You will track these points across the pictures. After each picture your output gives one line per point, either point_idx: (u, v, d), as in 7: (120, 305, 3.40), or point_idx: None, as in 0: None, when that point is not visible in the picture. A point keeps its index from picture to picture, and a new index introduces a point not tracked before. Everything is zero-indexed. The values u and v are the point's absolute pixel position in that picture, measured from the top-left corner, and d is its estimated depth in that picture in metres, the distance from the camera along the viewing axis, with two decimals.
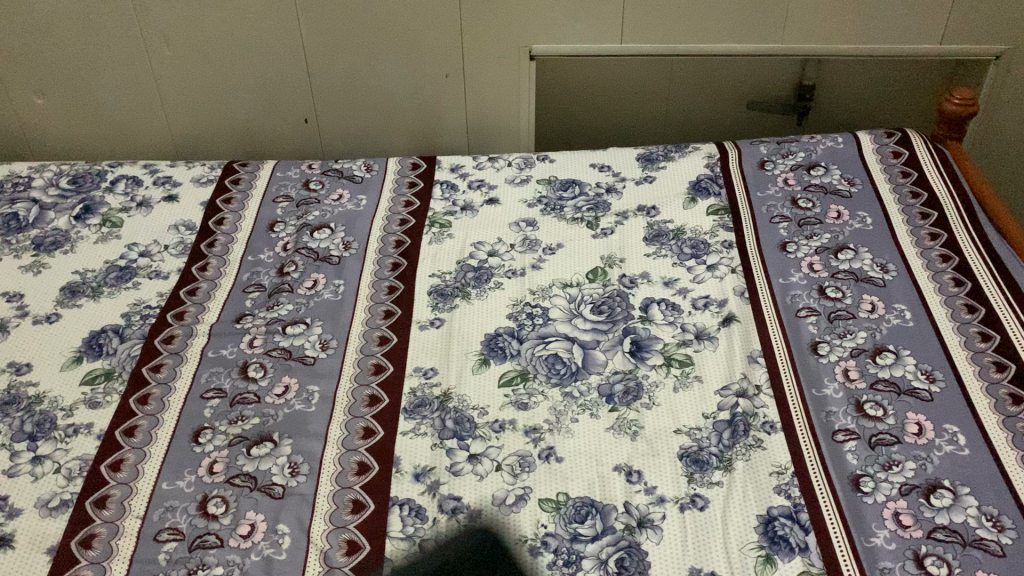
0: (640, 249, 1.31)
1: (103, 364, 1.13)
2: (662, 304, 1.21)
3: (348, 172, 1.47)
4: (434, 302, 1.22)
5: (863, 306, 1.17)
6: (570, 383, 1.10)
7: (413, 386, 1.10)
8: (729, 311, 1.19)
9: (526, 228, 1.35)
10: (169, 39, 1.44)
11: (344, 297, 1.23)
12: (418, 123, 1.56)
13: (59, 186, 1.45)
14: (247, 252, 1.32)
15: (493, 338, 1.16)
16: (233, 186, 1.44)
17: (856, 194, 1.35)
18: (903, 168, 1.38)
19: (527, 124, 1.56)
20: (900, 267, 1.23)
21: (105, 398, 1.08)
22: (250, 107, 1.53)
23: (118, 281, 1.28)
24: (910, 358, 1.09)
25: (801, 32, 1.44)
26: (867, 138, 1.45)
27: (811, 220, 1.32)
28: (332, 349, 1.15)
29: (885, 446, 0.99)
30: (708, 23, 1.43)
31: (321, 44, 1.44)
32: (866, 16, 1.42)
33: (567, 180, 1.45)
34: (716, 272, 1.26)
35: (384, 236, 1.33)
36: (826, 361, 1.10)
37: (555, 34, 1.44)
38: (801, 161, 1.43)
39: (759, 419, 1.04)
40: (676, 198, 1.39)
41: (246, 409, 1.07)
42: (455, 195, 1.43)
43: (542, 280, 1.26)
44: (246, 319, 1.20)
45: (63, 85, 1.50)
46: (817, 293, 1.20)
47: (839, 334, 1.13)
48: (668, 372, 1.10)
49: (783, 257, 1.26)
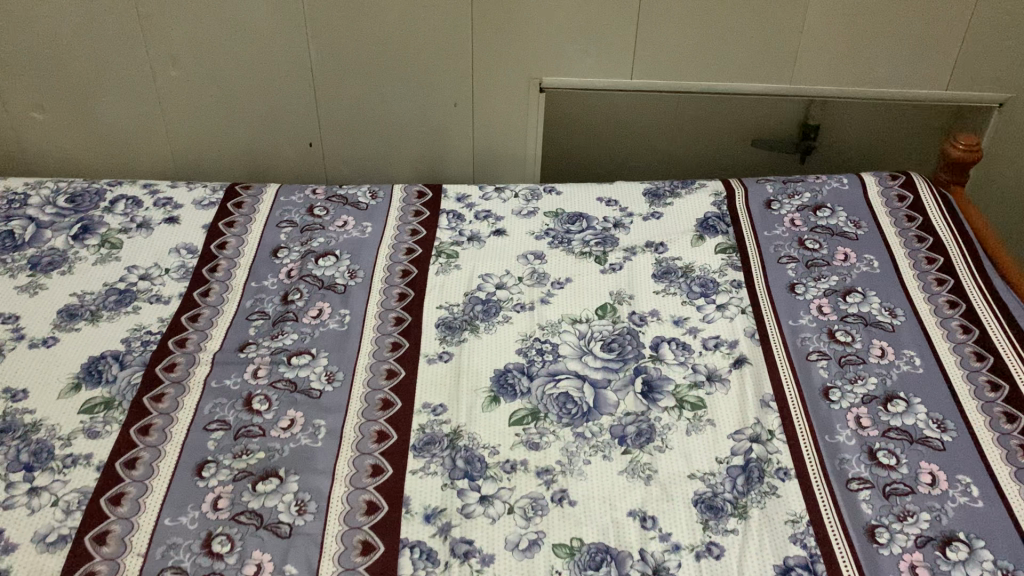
0: (649, 286, 1.29)
1: (103, 392, 1.12)
2: (673, 344, 1.19)
3: (353, 199, 1.46)
4: (442, 335, 1.21)
5: (873, 351, 1.17)
6: (582, 423, 1.08)
7: (422, 422, 1.08)
8: (740, 352, 1.18)
9: (534, 262, 1.33)
10: (175, 58, 1.41)
11: (351, 328, 1.21)
12: (424, 150, 1.54)
13: (56, 204, 1.41)
14: (250, 277, 1.30)
15: (503, 374, 1.15)
16: (236, 210, 1.42)
17: (863, 237, 1.36)
18: (908, 212, 1.39)
19: (533, 155, 1.54)
20: (908, 311, 1.23)
21: (105, 429, 1.07)
22: (251, 129, 1.50)
23: (117, 304, 1.25)
24: (921, 406, 1.09)
25: (810, 73, 1.45)
26: (872, 180, 1.46)
27: (819, 261, 1.32)
28: (338, 380, 1.13)
29: (898, 496, 0.99)
30: (720, 61, 1.43)
31: (329, 68, 1.43)
32: (873, 61, 1.43)
33: (574, 213, 1.44)
34: (727, 311, 1.24)
35: (391, 265, 1.32)
36: (837, 407, 1.10)
37: (566, 66, 1.43)
38: (808, 201, 1.43)
39: (773, 465, 1.03)
40: (684, 235, 1.38)
41: (250, 443, 1.06)
42: (462, 225, 1.41)
43: (552, 315, 1.24)
44: (250, 348, 1.18)
45: (63, 100, 1.46)
46: (827, 336, 1.20)
47: (850, 379, 1.13)
48: (681, 415, 1.09)
49: (792, 298, 1.26)
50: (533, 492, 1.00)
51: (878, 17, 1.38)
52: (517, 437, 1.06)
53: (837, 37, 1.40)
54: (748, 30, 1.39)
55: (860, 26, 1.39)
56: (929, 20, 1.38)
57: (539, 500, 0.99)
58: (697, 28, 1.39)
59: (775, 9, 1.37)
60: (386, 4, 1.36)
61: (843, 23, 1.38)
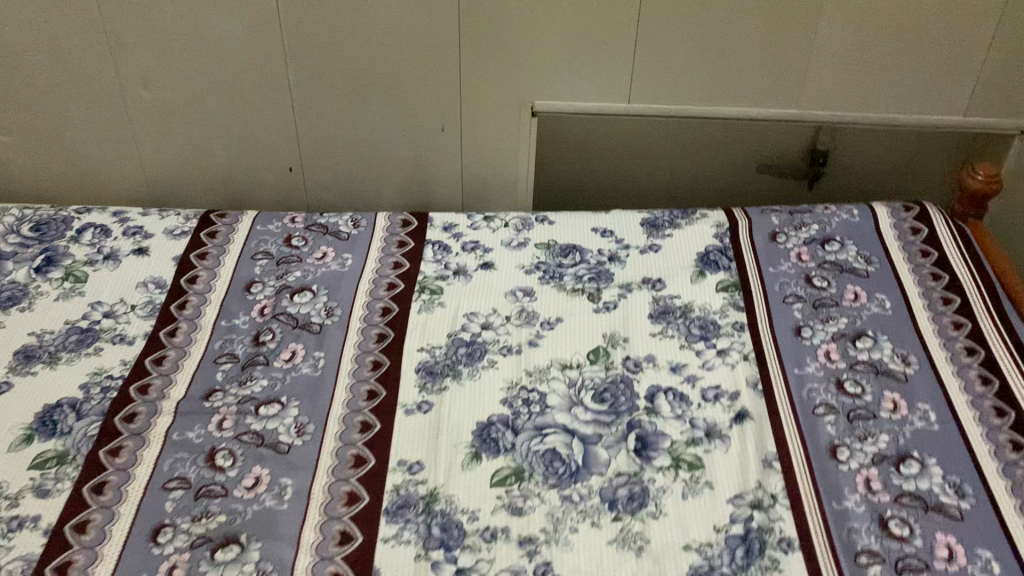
0: (645, 327, 1.21)
1: (56, 445, 1.04)
2: (670, 394, 1.11)
3: (334, 228, 1.38)
4: (422, 382, 1.13)
5: (885, 404, 1.09)
6: (569, 485, 1.00)
7: (396, 482, 1.00)
8: (742, 405, 1.09)
9: (523, 299, 1.26)
10: (146, 79, 1.34)
11: (325, 373, 1.14)
12: (410, 175, 1.46)
13: (20, 233, 1.34)
14: (221, 316, 1.22)
15: (485, 428, 1.07)
16: (209, 240, 1.34)
17: (874, 274, 1.28)
18: (923, 247, 1.30)
19: (525, 181, 1.46)
20: (922, 359, 1.15)
21: (56, 487, 0.99)
22: (228, 153, 1.43)
23: (78, 345, 1.17)
24: (937, 469, 1.01)
25: (819, 97, 1.36)
26: (884, 211, 1.37)
27: (826, 301, 1.24)
28: (308, 434, 1.06)
29: (912, 573, 0.90)
30: (723, 84, 1.35)
31: (309, 91, 1.35)
32: (885, 85, 1.35)
33: (567, 245, 1.35)
34: (728, 358, 1.16)
35: (370, 302, 1.24)
36: (846, 469, 1.01)
37: (559, 89, 1.35)
38: (816, 234, 1.35)
39: (776, 535, 0.95)
40: (683, 271, 1.30)
41: (212, 504, 0.98)
42: (448, 257, 1.33)
43: (541, 360, 1.16)
44: (216, 395, 1.11)
45: (29, 122, 1.38)
46: (835, 387, 1.11)
47: (859, 437, 1.05)
48: (677, 476, 1.01)
49: (798, 343, 1.18)
50: (514, 565, 0.92)
51: (891, 39, 1.29)
52: (499, 501, 0.98)
53: (848, 60, 1.32)
54: (753, 53, 1.31)
55: (872, 49, 1.30)
56: (947, 44, 1.29)
57: (521, 574, 0.91)
58: (698, 50, 1.30)
59: (781, 32, 1.28)
60: (367, 23, 1.28)
61: (854, 46, 1.30)
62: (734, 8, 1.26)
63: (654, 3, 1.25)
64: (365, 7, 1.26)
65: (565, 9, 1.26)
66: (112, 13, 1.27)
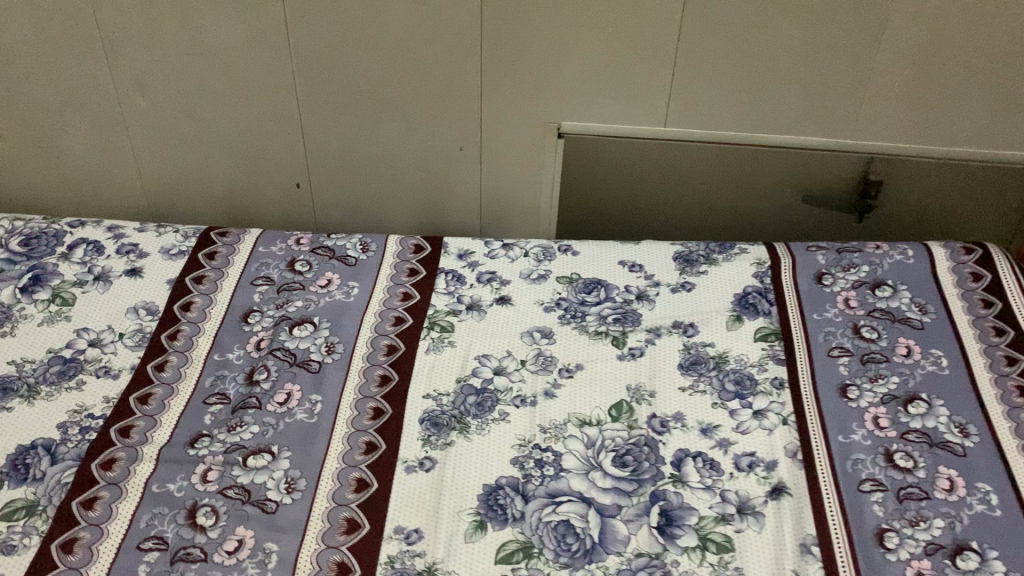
0: (673, 380, 1.10)
1: (26, 494, 0.96)
2: (699, 461, 1.00)
3: (341, 252, 1.28)
4: (425, 435, 1.03)
5: (940, 483, 0.97)
6: (582, 566, 0.90)
7: (391, 553, 0.91)
8: (779, 477, 0.98)
9: (541, 341, 1.15)
10: (145, 88, 1.25)
11: (321, 420, 1.04)
12: (425, 196, 1.36)
13: (8, 249, 1.26)
14: (214, 348, 1.14)
15: (492, 493, 0.97)
16: (207, 262, 1.25)
17: (929, 325, 1.15)
18: (985, 296, 1.18)
19: (549, 205, 1.36)
20: (983, 429, 1.02)
21: (21, 543, 0.90)
22: (231, 166, 1.33)
23: (59, 377, 1.09)
24: (999, 564, 0.89)
25: (873, 126, 1.24)
26: (941, 253, 1.25)
27: (875, 356, 1.12)
28: (299, 491, 0.97)
29: None
30: (768, 109, 1.23)
31: (317, 105, 1.26)
32: (949, 115, 1.22)
33: (591, 279, 1.25)
34: (764, 420, 1.05)
35: (375, 339, 1.15)
36: (894, 559, 0.90)
37: (588, 110, 1.25)
38: (865, 277, 1.23)
39: None
40: (718, 314, 1.19)
41: (188, 571, 0.88)
42: (461, 289, 1.23)
43: (557, 414, 1.06)
44: (202, 442, 1.02)
45: (23, 129, 1.30)
46: (883, 460, 1.00)
47: (911, 521, 0.93)
48: (703, 560, 0.90)
49: (843, 405, 1.06)
50: None
51: (961, 66, 1.16)
52: None
53: (911, 87, 1.19)
54: (804, 76, 1.19)
55: (938, 75, 1.17)
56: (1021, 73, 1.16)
57: None
58: (745, 71, 1.18)
59: (836, 55, 1.16)
60: (380, 34, 1.18)
61: (918, 72, 1.17)
62: (786, 27, 1.14)
63: (698, 19, 1.13)
64: (378, 17, 1.16)
65: (598, 23, 1.15)
66: (107, 17, 1.18)
